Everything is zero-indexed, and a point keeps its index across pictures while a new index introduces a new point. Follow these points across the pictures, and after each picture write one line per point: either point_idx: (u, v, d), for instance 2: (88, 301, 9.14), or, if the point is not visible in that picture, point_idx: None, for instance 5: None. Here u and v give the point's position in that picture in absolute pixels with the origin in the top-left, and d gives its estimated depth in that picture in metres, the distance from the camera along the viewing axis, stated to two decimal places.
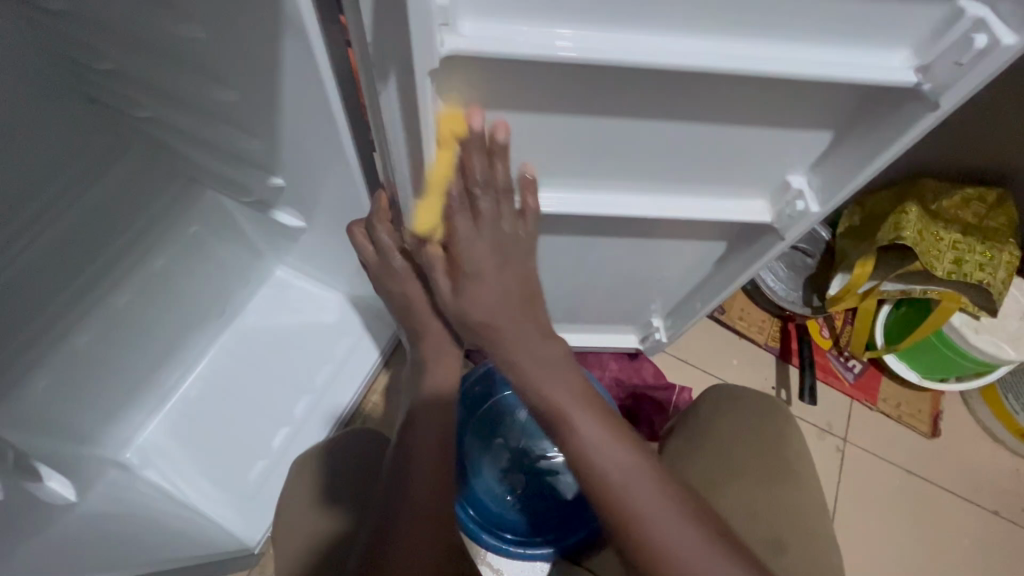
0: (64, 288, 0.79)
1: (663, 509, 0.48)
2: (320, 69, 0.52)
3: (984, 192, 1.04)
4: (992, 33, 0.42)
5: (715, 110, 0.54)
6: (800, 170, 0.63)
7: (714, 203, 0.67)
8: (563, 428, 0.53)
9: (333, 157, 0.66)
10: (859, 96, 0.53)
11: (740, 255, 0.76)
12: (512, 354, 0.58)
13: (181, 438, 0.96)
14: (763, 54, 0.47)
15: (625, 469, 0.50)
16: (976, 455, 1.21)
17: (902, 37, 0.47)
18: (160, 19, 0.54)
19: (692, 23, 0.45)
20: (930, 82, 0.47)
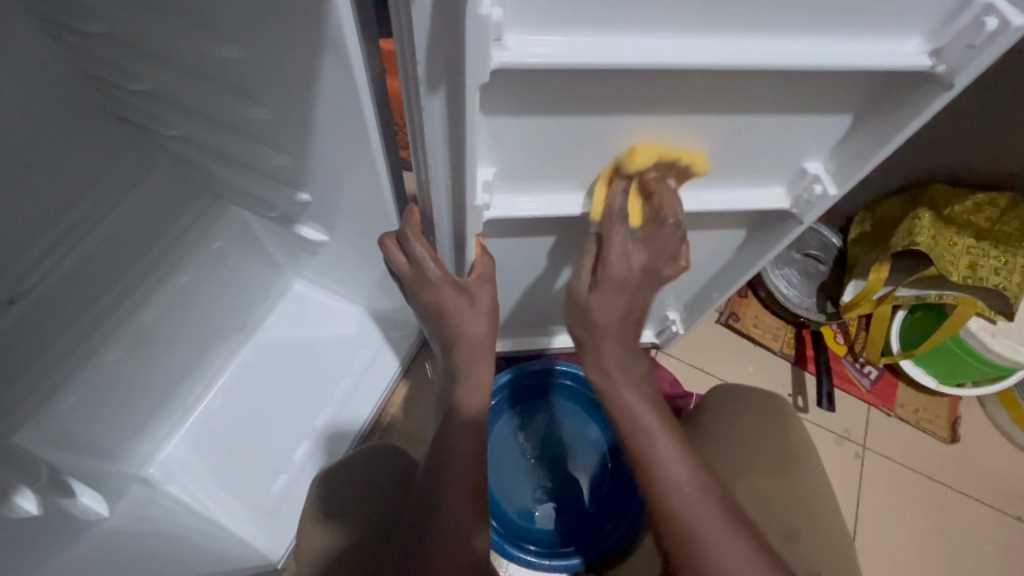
0: (94, 303, 0.80)
1: (721, 525, 0.52)
2: (359, 87, 0.53)
3: (995, 195, 1.03)
4: (1003, 16, 0.43)
5: (736, 104, 0.56)
6: (815, 157, 0.64)
7: (733, 194, 0.68)
8: (642, 439, 0.58)
9: (363, 172, 0.68)
10: (874, 83, 0.54)
11: (757, 242, 0.78)
12: (602, 361, 0.62)
13: (203, 453, 0.96)
14: (789, 52, 0.48)
15: (697, 483, 0.54)
16: (996, 459, 1.21)
17: (915, 24, 0.48)
18: (201, 41, 0.56)
19: (721, 23, 0.46)
20: (943, 65, 0.48)
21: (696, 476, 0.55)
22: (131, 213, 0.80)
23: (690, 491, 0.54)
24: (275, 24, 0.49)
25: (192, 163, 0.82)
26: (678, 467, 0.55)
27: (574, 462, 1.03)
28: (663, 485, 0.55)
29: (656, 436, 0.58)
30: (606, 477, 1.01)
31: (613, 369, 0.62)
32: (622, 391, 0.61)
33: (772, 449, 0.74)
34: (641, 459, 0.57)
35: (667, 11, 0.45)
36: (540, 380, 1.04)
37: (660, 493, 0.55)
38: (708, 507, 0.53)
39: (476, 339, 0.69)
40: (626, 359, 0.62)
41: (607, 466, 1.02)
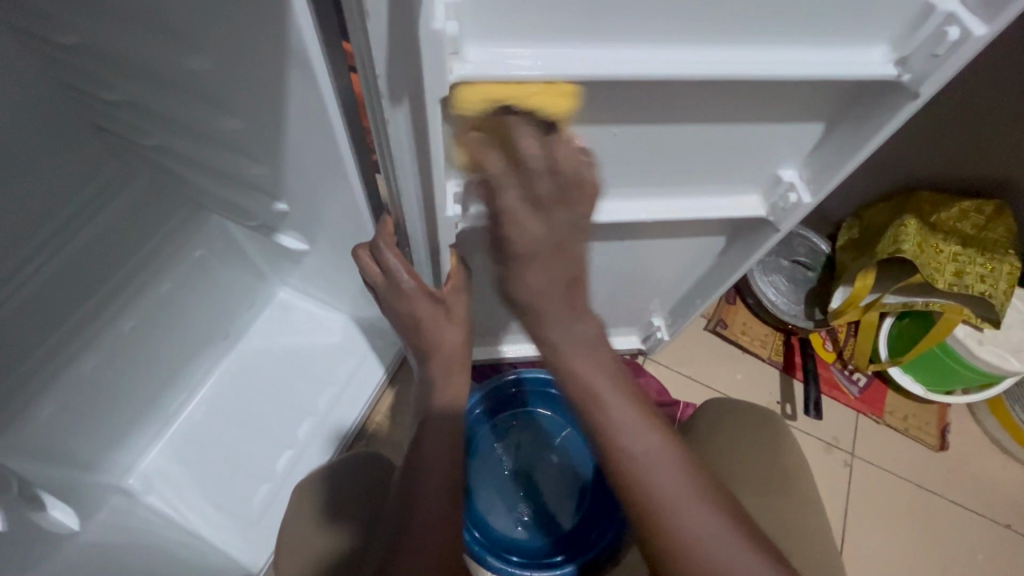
0: (71, 314, 0.79)
1: (695, 507, 0.51)
2: (326, 98, 0.53)
3: (980, 203, 1.03)
4: (963, 25, 0.44)
5: (710, 114, 0.55)
6: (790, 164, 0.63)
7: (709, 204, 0.68)
8: (602, 409, 0.55)
9: (338, 182, 0.67)
10: (843, 92, 0.54)
11: (739, 246, 0.77)
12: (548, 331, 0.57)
13: (185, 463, 0.95)
14: (757, 60, 0.48)
15: (665, 459, 0.53)
16: (986, 466, 1.20)
17: (880, 33, 0.48)
18: (169, 52, 0.56)
19: (688, 34, 0.46)
20: (908, 74, 0.48)
21: (665, 454, 0.54)
22: (109, 223, 0.80)
23: (659, 469, 0.53)
24: (240, 36, 0.48)
25: (171, 173, 0.81)
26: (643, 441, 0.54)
27: (558, 473, 1.02)
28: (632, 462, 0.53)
29: (615, 408, 0.55)
30: (590, 488, 1.01)
31: (562, 337, 0.57)
32: (575, 357, 0.57)
33: (752, 463, 0.74)
34: (610, 443, 0.54)
35: (630, 19, 0.44)
36: (523, 392, 1.05)
37: (628, 471, 0.53)
38: (679, 485, 0.52)
39: (453, 351, 0.71)
40: (574, 323, 0.57)
41: (592, 477, 1.01)
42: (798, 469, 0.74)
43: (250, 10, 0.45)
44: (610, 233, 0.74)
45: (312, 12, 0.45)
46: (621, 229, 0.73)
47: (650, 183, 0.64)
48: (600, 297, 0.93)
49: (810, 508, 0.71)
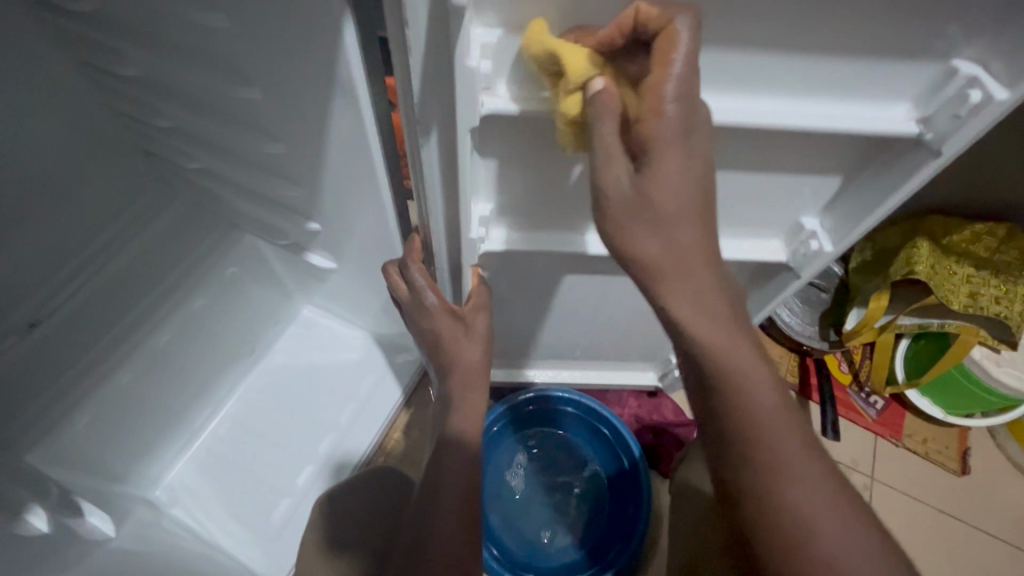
0: (110, 329, 0.83)
1: (835, 516, 0.41)
2: (365, 126, 0.57)
3: (993, 226, 1.03)
4: (986, 89, 0.45)
5: (732, 161, 0.58)
6: (812, 213, 0.66)
7: (732, 245, 0.69)
8: (734, 384, 0.45)
9: (369, 204, 0.71)
10: (864, 146, 0.56)
11: (757, 294, 0.79)
12: (690, 288, 0.45)
13: (209, 476, 0.98)
14: (777, 110, 0.51)
15: (803, 456, 0.44)
16: (1009, 493, 1.18)
17: (903, 93, 0.50)
18: (221, 83, 0.60)
19: (709, 78, 0.49)
20: (931, 132, 0.49)
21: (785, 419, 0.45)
22: (148, 241, 0.84)
23: (800, 467, 0.43)
24: (289, 68, 0.53)
25: (208, 193, 0.86)
26: (783, 435, 0.44)
27: (573, 490, 1.03)
28: (767, 456, 0.43)
29: (754, 389, 0.45)
30: (605, 505, 1.01)
31: (708, 304, 0.46)
32: (707, 327, 0.46)
33: None
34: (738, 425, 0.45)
35: None
36: (540, 408, 1.05)
37: (756, 465, 0.44)
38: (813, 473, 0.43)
39: (471, 368, 0.73)
40: (718, 279, 0.47)
41: (606, 492, 1.02)
42: None
43: (301, 44, 0.49)
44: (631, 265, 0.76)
45: (359, 47, 0.49)
46: None
47: None
48: (618, 328, 0.94)
49: None
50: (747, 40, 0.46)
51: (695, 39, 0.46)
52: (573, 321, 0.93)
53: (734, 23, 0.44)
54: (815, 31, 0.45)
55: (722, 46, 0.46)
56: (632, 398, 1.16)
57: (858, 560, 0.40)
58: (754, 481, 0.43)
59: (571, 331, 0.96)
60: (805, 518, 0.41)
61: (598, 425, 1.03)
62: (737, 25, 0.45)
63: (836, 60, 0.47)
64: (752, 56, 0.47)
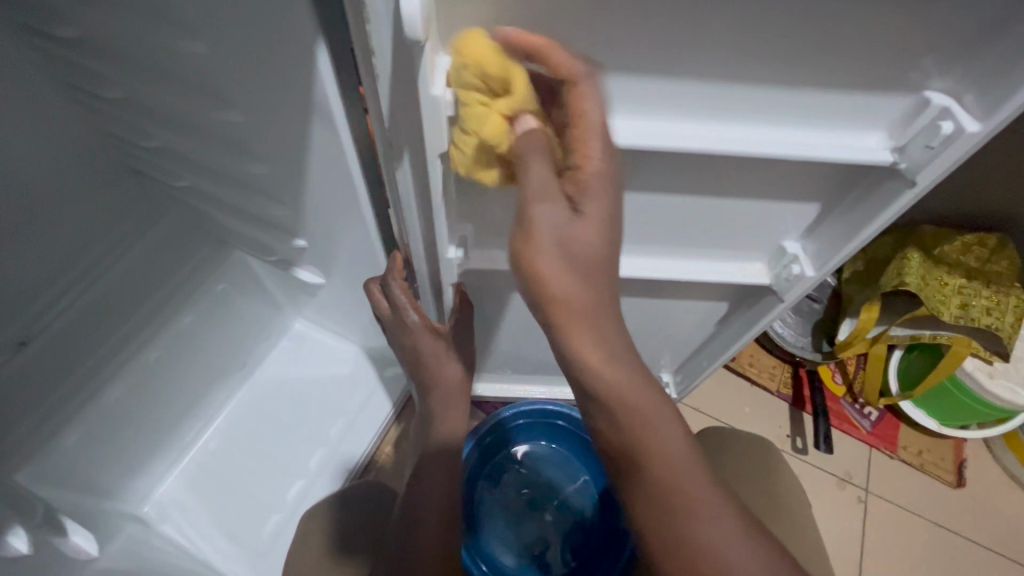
0: (95, 348, 0.83)
1: (738, 540, 0.47)
2: (344, 148, 0.58)
3: (983, 236, 1.04)
4: (957, 122, 0.44)
5: (708, 184, 0.58)
6: (793, 238, 0.65)
7: (712, 267, 0.70)
8: (643, 426, 0.48)
9: (354, 223, 0.71)
10: (839, 173, 0.56)
11: (741, 315, 0.79)
12: (594, 338, 0.46)
13: (199, 492, 0.98)
14: (752, 137, 0.51)
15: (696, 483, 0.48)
16: (1006, 506, 1.17)
17: (876, 122, 0.50)
18: (204, 107, 0.61)
19: (681, 102, 0.49)
20: (905, 161, 0.49)
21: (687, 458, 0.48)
22: (138, 258, 0.85)
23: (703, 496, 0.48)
24: (267, 93, 0.53)
25: (196, 211, 0.87)
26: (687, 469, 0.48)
27: (562, 504, 1.03)
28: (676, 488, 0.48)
29: (659, 427, 0.48)
30: (595, 520, 1.01)
31: (614, 353, 0.47)
32: (617, 379, 0.47)
33: (751, 491, 0.79)
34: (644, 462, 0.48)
35: (625, 86, 0.48)
36: (532, 422, 1.05)
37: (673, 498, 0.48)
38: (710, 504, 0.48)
39: (453, 385, 0.73)
40: (620, 328, 0.48)
41: (596, 507, 1.02)
42: (792, 492, 0.80)
43: (278, 70, 0.50)
44: (616, 284, 0.76)
45: (333, 73, 0.49)
46: (626, 283, 0.76)
47: (651, 237, 0.67)
48: None
49: (806, 534, 0.75)
50: (715, 66, 0.46)
51: (666, 69, 0.46)
52: None
53: (703, 53, 0.45)
54: (783, 57, 0.45)
55: (691, 76, 0.47)
56: None
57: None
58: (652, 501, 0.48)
59: None
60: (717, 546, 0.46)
61: (589, 439, 1.03)
62: (704, 51, 0.45)
63: (806, 88, 0.47)
64: (722, 84, 0.47)
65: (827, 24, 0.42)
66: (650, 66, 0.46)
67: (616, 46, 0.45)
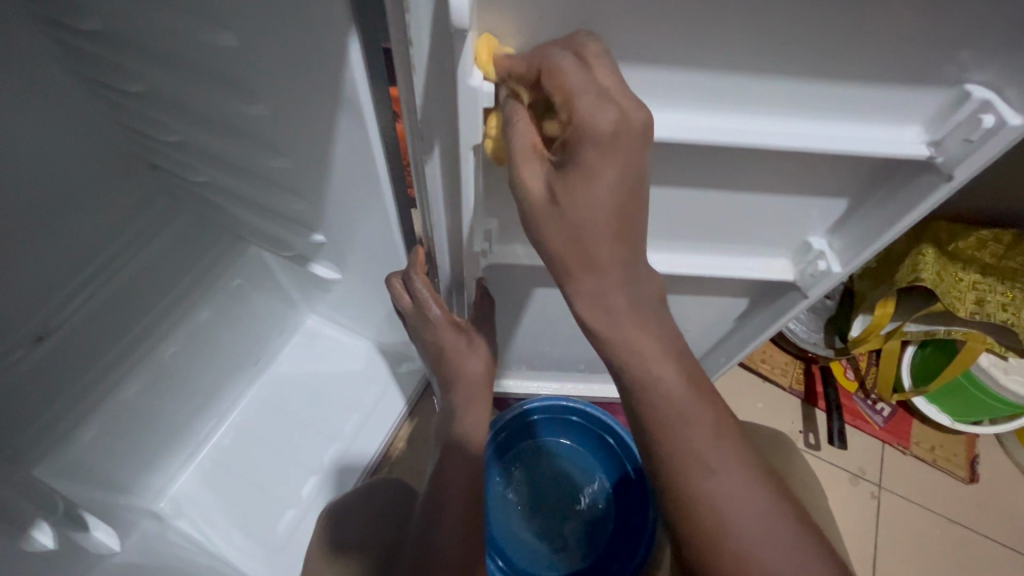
0: (113, 344, 0.83)
1: (743, 506, 0.43)
2: (371, 142, 0.57)
3: (999, 232, 1.02)
4: (999, 114, 0.44)
5: (737, 179, 0.58)
6: (820, 233, 0.65)
7: (736, 262, 0.70)
8: (645, 379, 0.46)
9: (375, 217, 0.71)
10: (871, 169, 0.56)
11: (762, 312, 0.79)
12: (597, 283, 0.46)
13: (215, 488, 0.98)
14: (786, 131, 0.50)
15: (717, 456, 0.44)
16: (1019, 501, 1.17)
17: (913, 115, 0.49)
18: (228, 101, 0.61)
19: (715, 96, 0.49)
20: (942, 155, 0.48)
21: (707, 427, 0.45)
22: (155, 253, 0.85)
23: (711, 456, 0.44)
24: (295, 86, 0.53)
25: (213, 206, 0.86)
26: (710, 442, 0.45)
27: (577, 500, 1.03)
28: (673, 448, 0.45)
29: (676, 395, 0.46)
30: (611, 515, 1.01)
31: (620, 300, 0.46)
32: (620, 330, 0.47)
33: None
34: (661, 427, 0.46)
35: (660, 78, 0.48)
36: (545, 418, 1.05)
37: (669, 457, 0.45)
38: (733, 481, 0.44)
39: (475, 380, 0.72)
40: (634, 275, 0.47)
41: (612, 502, 1.02)
42: None
43: (307, 62, 0.49)
44: None
45: (364, 65, 0.49)
46: None
47: (675, 233, 0.67)
48: None
49: None
50: (750, 60, 0.46)
51: (702, 61, 0.46)
52: (579, 332, 0.92)
53: (741, 45, 0.44)
54: (820, 51, 0.44)
55: (727, 71, 0.47)
56: None
57: (770, 551, 0.41)
58: (670, 469, 0.45)
59: (576, 342, 0.96)
60: (716, 502, 0.43)
61: (604, 434, 1.03)
62: (740, 44, 0.44)
63: (842, 82, 0.47)
64: (760, 77, 0.47)
65: (866, 17, 0.42)
66: (687, 59, 0.46)
67: (654, 38, 0.44)
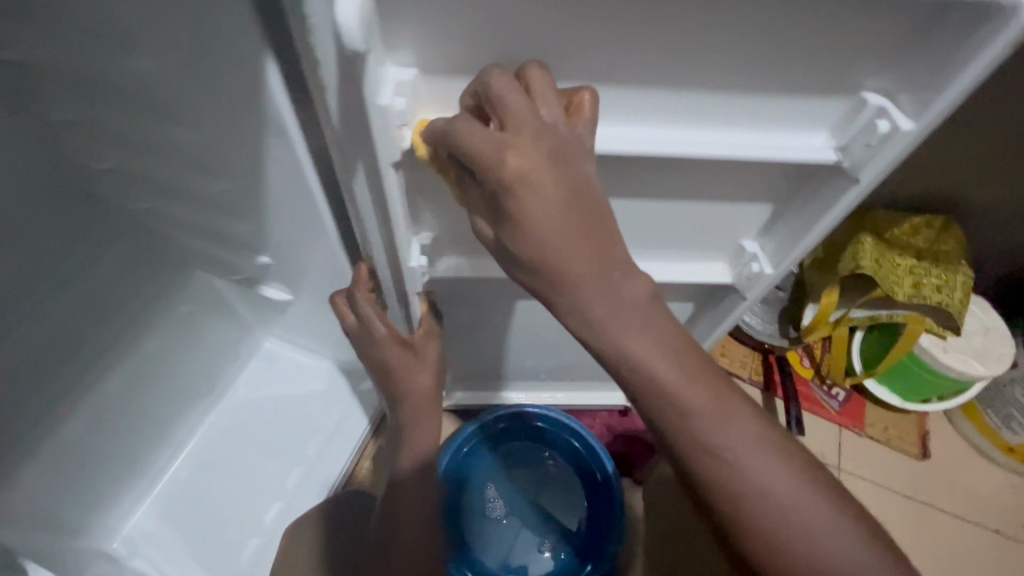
0: (52, 382, 0.81)
1: (782, 494, 0.42)
2: (302, 163, 0.57)
3: (930, 218, 1.09)
4: (892, 120, 0.47)
5: (664, 188, 0.60)
6: (751, 237, 0.67)
7: (676, 266, 0.72)
8: (656, 392, 0.43)
9: (317, 237, 0.70)
10: (789, 174, 0.58)
11: (708, 312, 0.81)
12: (584, 296, 0.42)
13: (171, 522, 0.95)
14: (703, 139, 0.52)
15: (745, 453, 0.43)
16: (968, 476, 1.22)
17: (818, 122, 0.52)
18: (157, 127, 0.60)
19: (628, 109, 0.51)
20: (849, 160, 0.51)
21: (728, 427, 0.43)
22: (98, 284, 0.83)
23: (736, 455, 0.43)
24: (218, 110, 0.53)
25: (154, 232, 0.85)
26: (736, 441, 0.43)
27: (548, 503, 1.04)
28: (691, 451, 0.43)
29: (688, 401, 0.43)
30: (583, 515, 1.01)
31: (610, 309, 0.43)
32: (623, 338, 0.43)
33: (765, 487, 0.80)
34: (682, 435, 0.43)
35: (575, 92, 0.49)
36: (509, 427, 1.04)
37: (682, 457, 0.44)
38: (766, 475, 0.42)
39: (424, 395, 0.72)
40: (618, 283, 0.43)
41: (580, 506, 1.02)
42: None
43: (227, 86, 0.49)
44: None
45: (284, 88, 0.49)
46: None
47: None
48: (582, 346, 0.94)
49: None
50: (658, 74, 0.48)
51: (614, 69, 0.47)
52: (536, 342, 0.93)
53: (644, 56, 0.46)
54: (719, 61, 0.46)
55: (638, 83, 0.48)
56: (604, 410, 1.15)
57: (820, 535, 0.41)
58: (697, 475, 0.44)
59: (534, 351, 0.97)
60: (745, 483, 0.42)
61: (569, 439, 1.02)
62: (649, 62, 0.47)
63: (742, 92, 0.49)
64: (669, 89, 0.49)
65: (759, 32, 0.44)
66: (600, 73, 0.48)
67: (566, 50, 0.45)
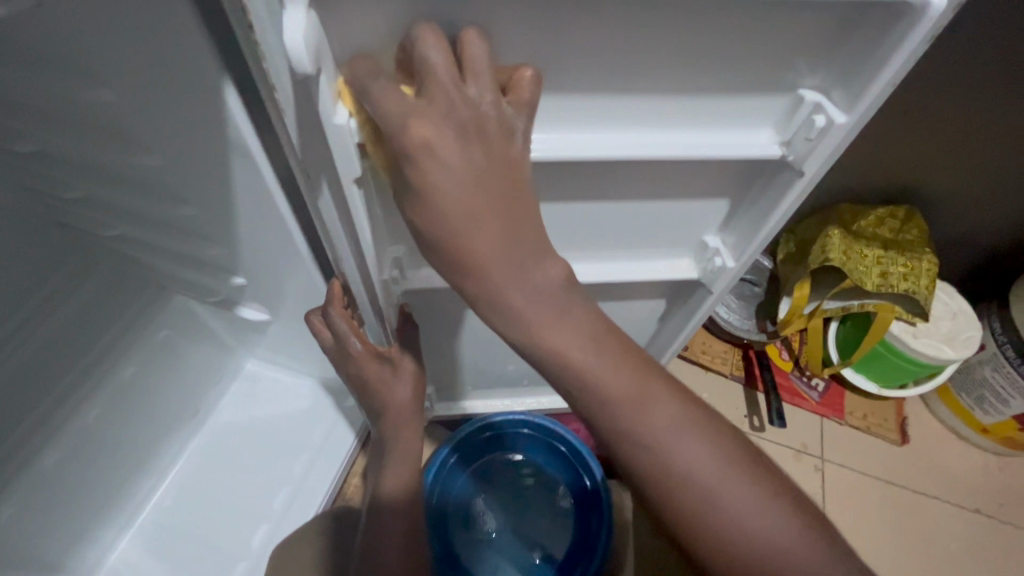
0: (26, 415, 0.81)
1: (715, 478, 0.43)
2: (269, 184, 0.58)
3: (894, 208, 1.12)
4: (827, 114, 0.49)
5: (623, 190, 0.62)
6: (713, 231, 0.69)
7: (644, 265, 0.73)
8: (586, 391, 0.44)
9: (290, 256, 0.71)
10: (742, 169, 0.60)
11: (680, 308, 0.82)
12: (513, 295, 0.44)
13: (155, 551, 0.93)
14: (655, 140, 0.54)
15: (677, 443, 0.44)
16: (946, 457, 1.25)
17: (763, 120, 0.55)
18: (122, 155, 0.61)
19: (582, 116, 0.53)
20: (792, 154, 0.53)
21: (661, 419, 0.44)
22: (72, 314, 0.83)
23: (673, 445, 0.44)
24: (181, 137, 0.54)
25: (127, 259, 0.85)
26: (668, 432, 0.44)
27: (541, 509, 1.04)
28: (627, 447, 0.44)
29: (616, 399, 0.44)
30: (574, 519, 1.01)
31: (538, 308, 0.44)
32: (551, 337, 0.44)
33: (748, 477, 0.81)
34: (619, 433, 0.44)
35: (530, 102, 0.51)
36: (495, 434, 1.05)
37: (620, 449, 0.45)
38: (702, 463, 0.43)
39: (403, 407, 0.73)
40: (541, 277, 0.44)
41: (570, 513, 1.02)
42: None
43: (188, 114, 0.50)
44: None
45: (245, 112, 0.50)
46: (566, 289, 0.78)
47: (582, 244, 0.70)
48: None
49: None
50: (608, 82, 0.50)
51: (563, 78, 0.49)
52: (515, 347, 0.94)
53: (591, 65, 0.48)
54: (661, 68, 0.49)
55: (588, 91, 0.50)
56: None
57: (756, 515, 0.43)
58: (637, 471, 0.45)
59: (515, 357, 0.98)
60: (680, 474, 0.44)
61: (555, 443, 1.04)
62: (596, 70, 0.48)
63: (686, 95, 0.51)
64: (617, 96, 0.51)
65: (693, 40, 0.46)
66: (550, 83, 0.49)
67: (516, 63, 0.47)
